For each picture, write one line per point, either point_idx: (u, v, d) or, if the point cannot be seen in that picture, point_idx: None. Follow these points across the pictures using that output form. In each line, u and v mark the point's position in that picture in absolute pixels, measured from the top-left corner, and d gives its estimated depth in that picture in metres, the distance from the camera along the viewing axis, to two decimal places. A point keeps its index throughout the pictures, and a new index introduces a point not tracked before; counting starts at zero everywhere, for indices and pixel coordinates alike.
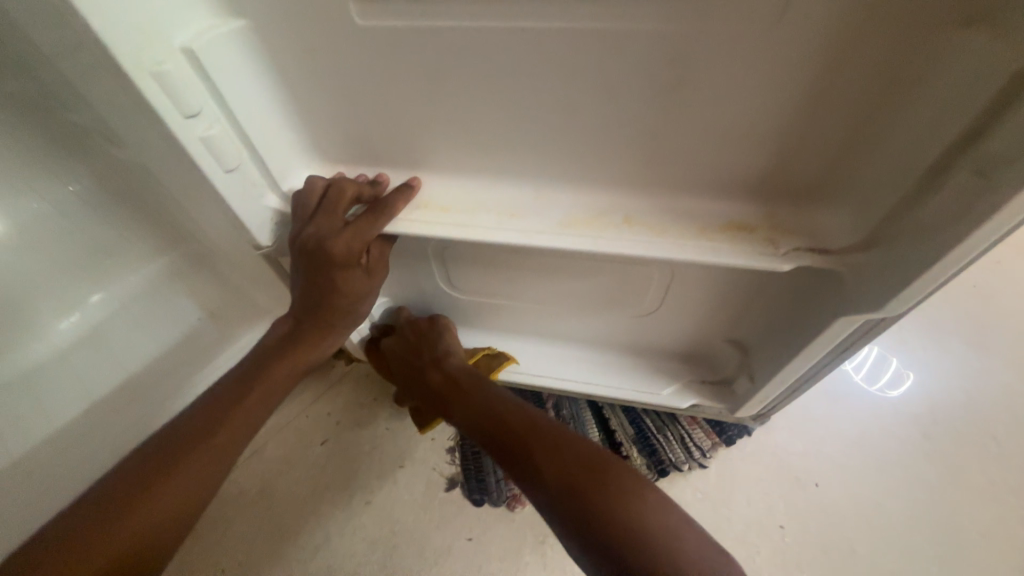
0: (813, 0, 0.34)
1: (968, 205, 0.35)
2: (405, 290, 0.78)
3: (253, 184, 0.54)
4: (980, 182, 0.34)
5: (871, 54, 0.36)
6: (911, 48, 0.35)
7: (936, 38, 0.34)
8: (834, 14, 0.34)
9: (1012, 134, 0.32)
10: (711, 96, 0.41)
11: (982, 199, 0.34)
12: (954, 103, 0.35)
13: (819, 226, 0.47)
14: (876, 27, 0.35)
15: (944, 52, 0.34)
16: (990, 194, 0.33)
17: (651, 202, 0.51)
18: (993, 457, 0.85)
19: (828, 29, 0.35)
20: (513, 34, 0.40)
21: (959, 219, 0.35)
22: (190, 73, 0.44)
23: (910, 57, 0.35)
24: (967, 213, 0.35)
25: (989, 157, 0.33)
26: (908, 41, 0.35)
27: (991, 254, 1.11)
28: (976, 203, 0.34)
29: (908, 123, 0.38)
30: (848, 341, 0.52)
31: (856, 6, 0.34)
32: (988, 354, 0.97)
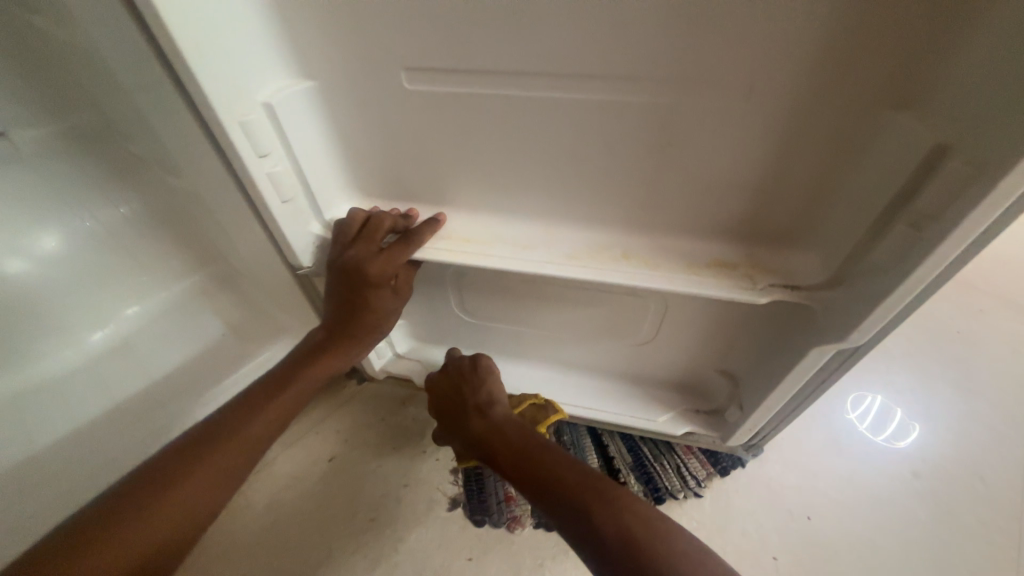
0: (774, 85, 0.43)
1: (907, 251, 0.42)
2: (420, 316, 0.85)
3: (301, 213, 0.63)
4: (915, 232, 0.41)
5: (825, 128, 0.44)
6: (856, 124, 0.43)
7: (875, 117, 0.43)
8: (793, 96, 0.43)
9: (937, 194, 0.39)
10: (697, 154, 0.50)
11: (919, 245, 0.41)
12: (893, 167, 0.42)
13: (792, 267, 0.54)
14: (828, 107, 0.43)
15: (884, 128, 0.43)
16: (922, 240, 0.40)
17: (645, 241, 0.58)
18: (984, 499, 0.88)
19: (786, 107, 0.44)
20: (532, 100, 0.49)
21: (900, 260, 0.43)
22: (266, 123, 0.54)
23: (856, 131, 0.44)
24: (907, 257, 0.42)
25: (921, 213, 0.41)
26: (854, 119, 0.43)
27: (974, 302, 1.18)
28: (913, 250, 0.41)
29: (859, 182, 0.46)
30: (824, 371, 0.58)
31: (809, 91, 0.42)
32: (976, 397, 1.01)
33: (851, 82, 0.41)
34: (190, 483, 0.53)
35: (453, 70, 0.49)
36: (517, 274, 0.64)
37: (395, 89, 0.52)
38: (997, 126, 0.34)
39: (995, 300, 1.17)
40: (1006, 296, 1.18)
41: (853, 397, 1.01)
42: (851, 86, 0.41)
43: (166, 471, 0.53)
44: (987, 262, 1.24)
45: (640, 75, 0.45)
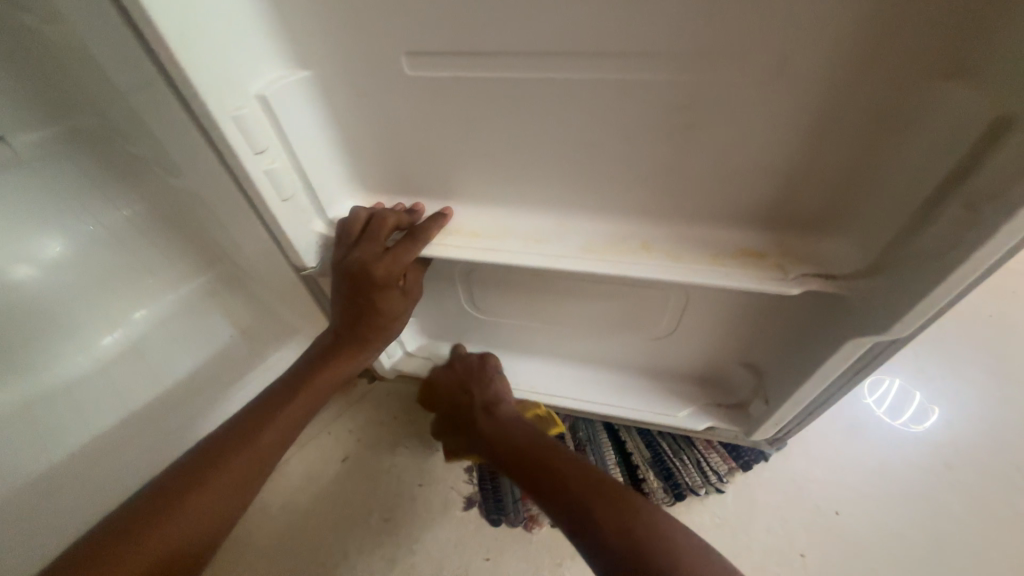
0: (810, 57, 0.39)
1: (959, 235, 0.38)
2: (430, 313, 0.82)
3: (302, 210, 0.60)
4: (969, 215, 0.37)
5: (868, 101, 0.40)
6: (900, 98, 0.39)
7: (923, 90, 0.38)
8: (831, 68, 0.39)
9: (995, 173, 0.35)
10: (722, 136, 0.46)
11: (973, 229, 0.37)
12: (945, 144, 0.38)
13: (826, 255, 0.50)
14: (868, 81, 0.39)
15: (935, 99, 0.38)
16: (977, 223, 0.36)
17: (665, 231, 0.55)
18: (1021, 489, 0.84)
19: (823, 79, 0.40)
20: (542, 82, 0.46)
21: (950, 246, 0.38)
22: (261, 117, 0.51)
23: (900, 106, 0.40)
24: (957, 242, 0.38)
25: (976, 193, 0.36)
26: (898, 92, 0.39)
27: (1007, 283, 1.12)
28: (967, 234, 0.37)
29: (904, 162, 0.42)
30: (857, 364, 0.55)
31: (850, 62, 0.38)
32: (1010, 383, 0.97)
33: (894, 51, 0.37)
34: (204, 497, 0.51)
35: (456, 53, 0.46)
36: (529, 269, 0.61)
37: (396, 77, 0.49)
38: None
39: None
40: None
41: (870, 381, 0.98)
42: (894, 55, 0.37)
43: (174, 485, 0.52)
44: None
45: (661, 49, 0.41)
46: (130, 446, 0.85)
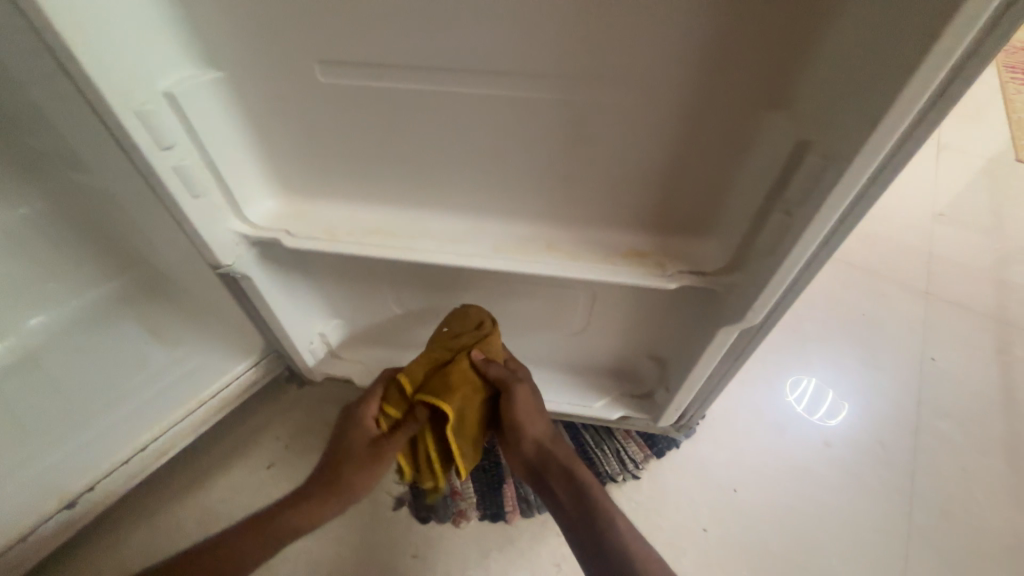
0: (667, 85, 0.46)
1: (783, 235, 0.47)
2: (357, 313, 0.83)
3: (215, 208, 0.59)
4: (788, 219, 0.46)
5: (713, 122, 0.48)
6: (739, 123, 0.48)
7: (754, 117, 0.47)
8: (683, 95, 0.47)
9: (801, 185, 0.44)
10: (606, 149, 0.52)
11: (791, 230, 0.46)
12: (771, 162, 0.47)
13: (700, 254, 0.58)
14: (714, 108, 0.47)
15: (761, 123, 0.47)
16: (794, 225, 0.46)
17: (567, 233, 0.61)
18: (883, 461, 0.99)
19: (677, 104, 0.47)
20: (447, 94, 0.50)
21: (779, 244, 0.48)
22: (168, 113, 0.51)
23: (740, 130, 0.48)
24: (783, 241, 0.47)
25: (790, 201, 0.46)
26: (737, 118, 0.47)
27: (879, 285, 1.30)
28: (788, 234, 0.46)
29: (747, 176, 0.50)
30: (732, 351, 0.63)
31: (697, 91, 0.46)
32: (878, 371, 1.12)
33: (729, 85, 0.45)
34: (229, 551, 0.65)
35: (367, 64, 0.49)
36: (447, 268, 0.65)
37: (310, 82, 0.52)
38: (845, 123, 0.40)
39: (893, 284, 1.31)
40: (902, 280, 1.32)
41: (791, 380, 1.09)
42: (729, 88, 0.45)
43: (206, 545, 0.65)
44: (886, 251, 1.38)
45: (547, 71, 0.47)
46: (18, 462, 0.78)
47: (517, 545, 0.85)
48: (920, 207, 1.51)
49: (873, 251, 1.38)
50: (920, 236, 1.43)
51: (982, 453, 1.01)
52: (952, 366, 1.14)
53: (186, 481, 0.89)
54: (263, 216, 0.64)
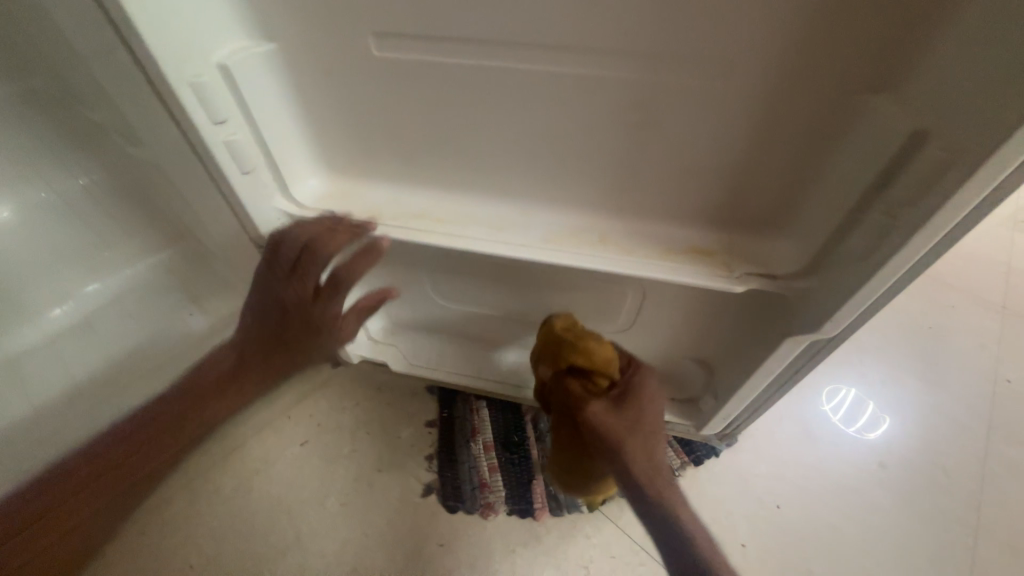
0: (756, 65, 0.41)
1: (880, 240, 0.42)
2: (396, 299, 0.82)
3: (262, 185, 0.58)
4: (886, 222, 0.40)
5: (803, 109, 0.43)
6: (834, 111, 0.42)
7: (854, 105, 0.41)
8: (775, 78, 0.42)
9: (911, 184, 0.39)
10: (677, 137, 0.48)
11: (888, 235, 0.40)
12: (870, 157, 0.41)
13: (770, 256, 0.53)
14: (806, 95, 0.42)
15: (862, 111, 0.41)
16: (896, 230, 0.40)
17: (624, 225, 0.57)
18: (945, 488, 0.91)
19: (764, 87, 0.42)
20: (506, 72, 0.47)
21: (870, 250, 0.42)
22: (222, 87, 0.50)
23: (835, 119, 0.43)
24: (875, 248, 0.41)
25: (893, 202, 0.40)
26: (832, 106, 0.42)
27: (949, 297, 1.19)
28: (884, 240, 0.40)
29: (837, 172, 0.45)
30: (796, 364, 0.58)
31: (792, 74, 0.41)
32: (944, 391, 1.03)
33: (828, 69, 0.40)
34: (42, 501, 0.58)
35: (420, 39, 0.46)
36: (492, 258, 0.62)
37: (359, 57, 0.49)
38: (970, 112, 0.33)
39: (965, 295, 1.19)
40: (976, 292, 1.20)
41: (827, 389, 1.02)
42: (827, 72, 0.40)
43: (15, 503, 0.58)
44: (959, 258, 1.26)
45: (620, 48, 0.43)
46: (72, 422, 0.82)
47: (543, 544, 0.83)
48: (1000, 212, 1.37)
49: (944, 258, 1.26)
50: (999, 245, 1.30)
51: None
52: None
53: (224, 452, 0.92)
54: (309, 196, 0.63)
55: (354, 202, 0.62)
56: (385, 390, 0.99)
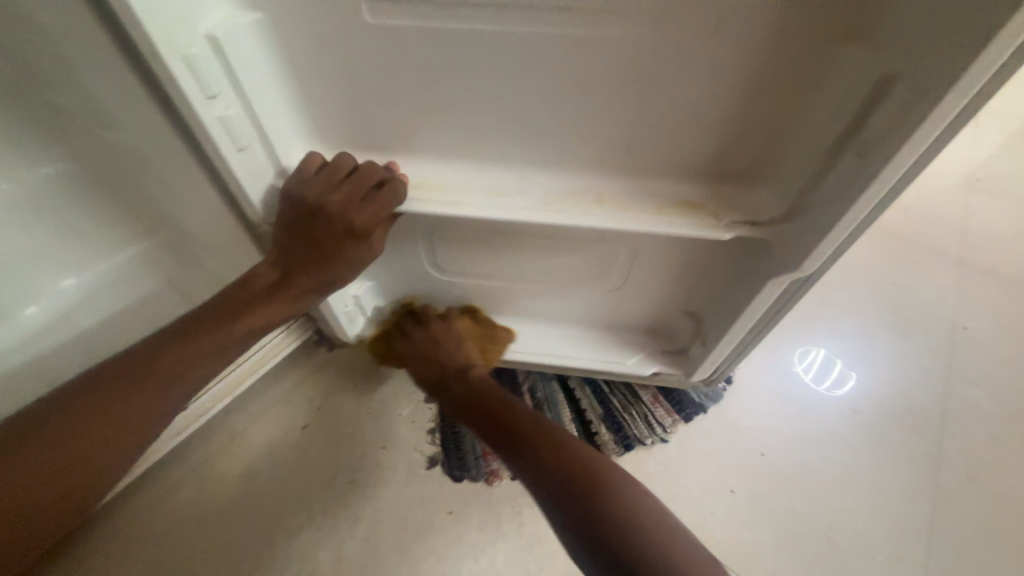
0: (744, 22, 0.43)
1: (853, 178, 0.45)
2: (395, 276, 0.84)
3: (257, 162, 0.59)
4: (861, 160, 0.45)
5: (785, 62, 0.45)
6: (811, 60, 0.45)
7: (831, 54, 0.44)
8: (762, 32, 0.43)
9: (882, 125, 0.42)
10: (668, 94, 0.50)
11: (863, 174, 0.44)
12: (845, 104, 0.45)
13: (754, 203, 0.56)
14: (783, 48, 0.44)
15: (837, 58, 0.44)
16: (868, 169, 0.44)
17: (615, 185, 0.59)
18: (913, 426, 0.98)
19: (749, 41, 0.44)
20: (501, 35, 0.48)
21: (849, 191, 0.46)
22: (212, 59, 0.49)
23: (810, 68, 0.45)
24: (851, 188, 0.46)
25: (867, 141, 0.44)
26: (810, 57, 0.44)
27: (914, 254, 1.27)
28: (859, 179, 0.45)
29: (811, 119, 0.48)
30: (777, 306, 0.62)
31: (777, 29, 0.43)
32: (910, 339, 1.11)
33: (811, 24, 0.42)
34: None
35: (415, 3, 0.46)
36: (492, 223, 0.64)
37: (353, 23, 0.49)
38: (941, 57, 0.37)
39: (923, 251, 1.28)
40: (936, 247, 1.29)
41: (800, 350, 1.08)
42: (811, 28, 0.42)
43: None
44: (921, 218, 1.34)
45: (614, 8, 0.44)
46: None
47: None
48: (957, 173, 1.46)
49: (908, 218, 1.34)
50: (955, 203, 1.39)
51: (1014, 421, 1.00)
52: (984, 335, 1.13)
53: (226, 438, 0.92)
54: None
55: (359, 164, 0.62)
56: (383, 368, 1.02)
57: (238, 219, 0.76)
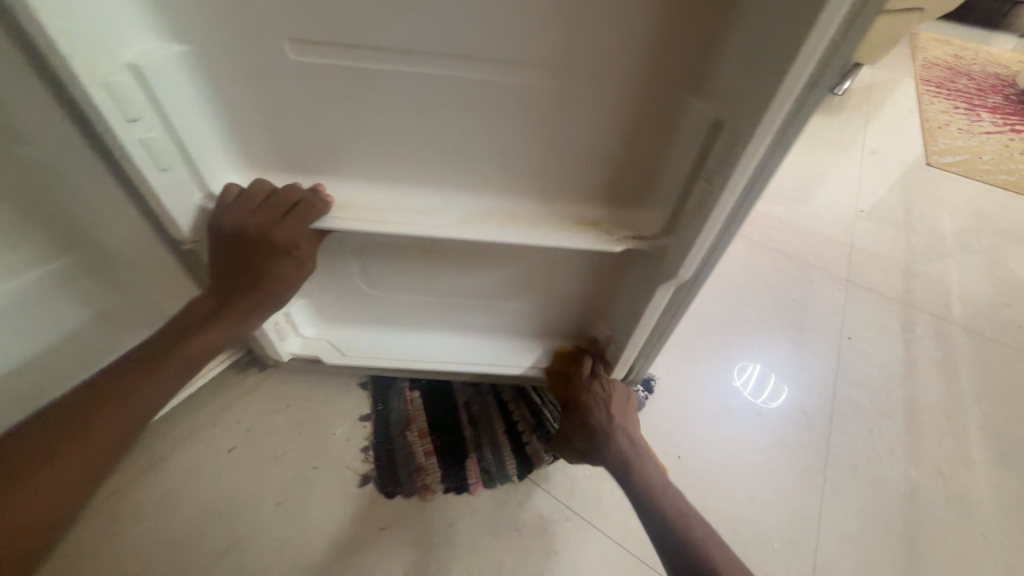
0: (613, 74, 0.52)
1: (705, 200, 0.54)
2: (327, 294, 0.86)
3: (180, 182, 0.60)
4: (708, 187, 0.54)
5: (649, 107, 0.55)
6: (667, 106, 0.54)
7: (680, 102, 0.54)
8: (625, 81, 0.52)
9: (718, 155, 0.52)
10: (558, 128, 0.58)
11: (710, 196, 0.53)
12: (694, 141, 0.54)
13: (641, 222, 0.65)
14: (646, 97, 0.54)
15: (688, 106, 0.54)
16: (713, 190, 0.53)
17: (525, 205, 0.66)
18: (808, 425, 1.10)
19: (620, 89, 0.53)
20: (415, 76, 0.54)
21: (701, 207, 0.55)
22: (135, 87, 0.52)
23: (667, 112, 0.55)
24: (704, 206, 0.54)
25: (710, 170, 0.53)
26: (665, 103, 0.54)
27: (810, 274, 1.45)
28: (708, 200, 0.54)
29: (677, 154, 0.58)
30: (672, 306, 0.70)
31: (637, 81, 0.52)
32: (806, 349, 1.26)
33: (661, 77, 0.52)
34: None
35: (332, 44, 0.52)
36: (416, 239, 0.68)
37: (276, 59, 0.53)
38: (748, 105, 0.47)
39: (818, 271, 1.46)
40: (828, 268, 1.47)
41: (739, 366, 1.20)
42: (661, 80, 0.52)
43: None
44: (816, 243, 1.54)
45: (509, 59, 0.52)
46: None
47: (481, 514, 0.89)
48: (844, 205, 1.70)
49: (805, 243, 1.54)
50: (843, 229, 1.61)
51: (891, 418, 1.14)
52: (867, 344, 1.29)
53: (145, 465, 0.89)
54: None
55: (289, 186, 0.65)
56: (317, 389, 1.02)
57: (164, 240, 0.76)
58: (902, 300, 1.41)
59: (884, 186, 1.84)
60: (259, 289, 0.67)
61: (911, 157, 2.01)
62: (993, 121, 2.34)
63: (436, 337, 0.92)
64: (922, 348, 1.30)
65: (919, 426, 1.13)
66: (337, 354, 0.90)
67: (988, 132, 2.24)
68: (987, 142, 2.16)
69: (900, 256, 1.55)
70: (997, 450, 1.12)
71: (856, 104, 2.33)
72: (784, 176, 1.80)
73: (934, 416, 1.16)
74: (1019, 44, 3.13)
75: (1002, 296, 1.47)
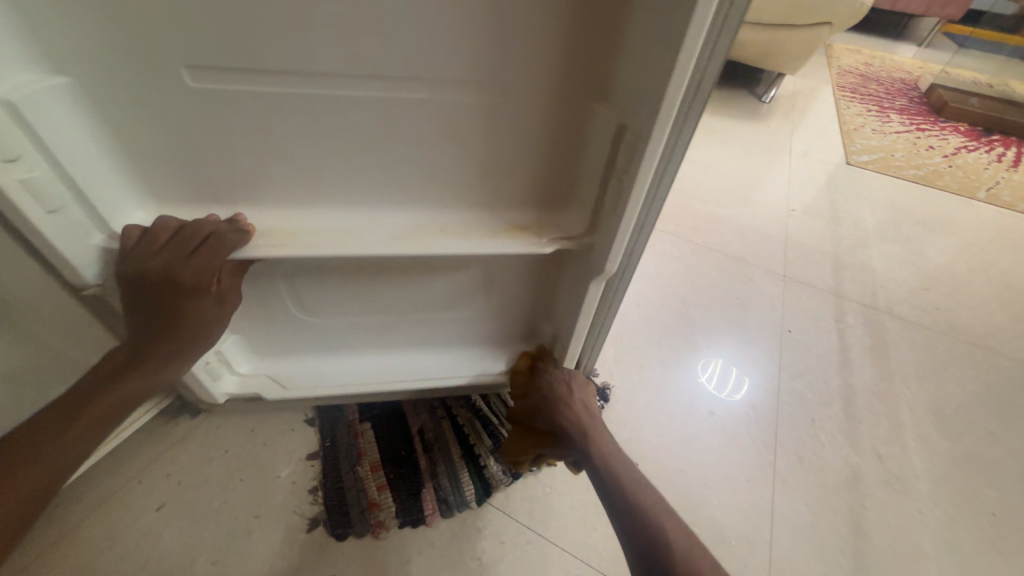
0: (523, 84, 0.55)
1: (616, 200, 0.58)
2: (265, 329, 0.82)
3: (74, 221, 0.55)
4: (619, 184, 0.57)
5: (564, 116, 0.59)
6: (576, 113, 0.59)
7: (589, 110, 0.58)
8: (535, 90, 0.56)
9: (625, 155, 0.55)
10: (481, 143, 0.60)
11: (622, 192, 0.56)
12: (601, 144, 0.59)
13: (566, 224, 0.68)
14: (556, 105, 0.58)
15: (598, 116, 0.58)
16: (623, 187, 0.56)
17: (457, 219, 0.67)
18: (755, 421, 1.15)
19: (531, 97, 0.56)
20: (327, 99, 0.55)
21: (615, 207, 0.59)
22: (9, 124, 0.46)
23: (580, 120, 0.59)
24: (618, 205, 0.58)
25: (619, 170, 0.57)
26: (573, 112, 0.59)
27: (750, 273, 1.52)
28: (619, 196, 0.58)
29: (590, 160, 0.62)
30: (606, 300, 0.72)
31: (546, 92, 0.56)
32: (751, 345, 1.31)
33: (568, 88, 0.56)
34: None
35: (250, 69, 0.51)
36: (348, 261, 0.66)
37: (173, 88, 0.52)
38: (643, 109, 0.50)
39: (758, 269, 1.53)
40: (767, 266, 1.55)
41: (701, 363, 1.25)
42: (569, 90, 0.56)
43: None
44: (755, 243, 1.63)
45: (416, 79, 0.54)
46: None
47: (438, 545, 0.85)
48: (778, 205, 1.81)
49: (744, 243, 1.62)
50: (777, 227, 1.71)
51: (829, 405, 1.21)
52: (805, 335, 1.36)
53: (57, 534, 0.81)
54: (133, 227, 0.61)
55: (208, 217, 0.62)
56: (257, 432, 0.96)
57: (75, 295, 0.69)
58: (833, 291, 1.51)
59: (812, 185, 1.97)
60: (177, 330, 0.63)
61: (833, 157, 2.18)
62: (902, 121, 2.57)
63: (381, 352, 0.90)
64: (853, 335, 1.39)
65: (855, 410, 1.21)
66: (277, 389, 0.85)
67: (899, 131, 2.46)
68: (898, 141, 2.37)
69: (829, 250, 1.65)
70: (924, 425, 1.21)
71: (783, 111, 2.50)
72: (722, 182, 1.90)
73: (868, 399, 1.24)
74: (919, 51, 3.49)
75: (919, 281, 1.60)
